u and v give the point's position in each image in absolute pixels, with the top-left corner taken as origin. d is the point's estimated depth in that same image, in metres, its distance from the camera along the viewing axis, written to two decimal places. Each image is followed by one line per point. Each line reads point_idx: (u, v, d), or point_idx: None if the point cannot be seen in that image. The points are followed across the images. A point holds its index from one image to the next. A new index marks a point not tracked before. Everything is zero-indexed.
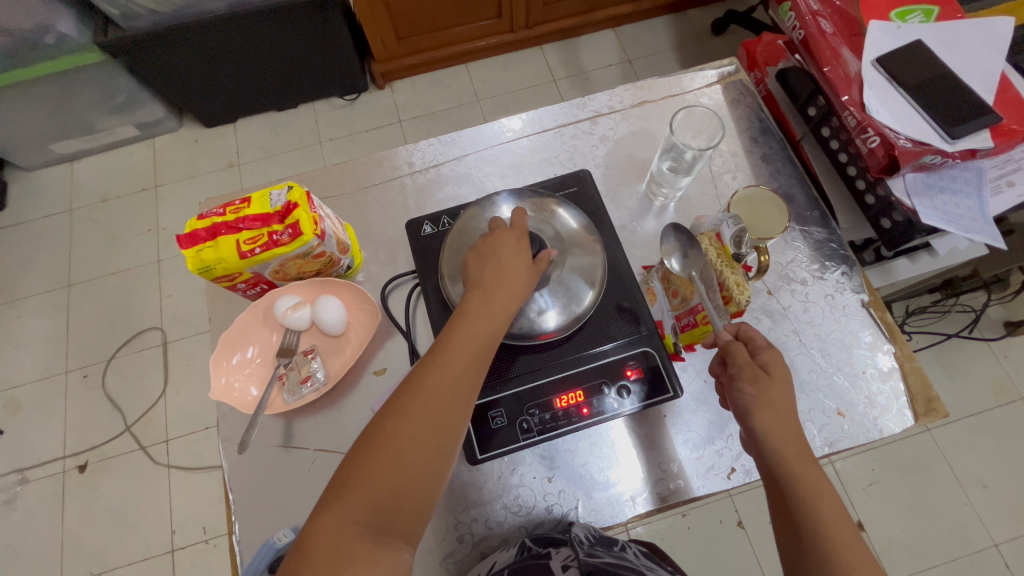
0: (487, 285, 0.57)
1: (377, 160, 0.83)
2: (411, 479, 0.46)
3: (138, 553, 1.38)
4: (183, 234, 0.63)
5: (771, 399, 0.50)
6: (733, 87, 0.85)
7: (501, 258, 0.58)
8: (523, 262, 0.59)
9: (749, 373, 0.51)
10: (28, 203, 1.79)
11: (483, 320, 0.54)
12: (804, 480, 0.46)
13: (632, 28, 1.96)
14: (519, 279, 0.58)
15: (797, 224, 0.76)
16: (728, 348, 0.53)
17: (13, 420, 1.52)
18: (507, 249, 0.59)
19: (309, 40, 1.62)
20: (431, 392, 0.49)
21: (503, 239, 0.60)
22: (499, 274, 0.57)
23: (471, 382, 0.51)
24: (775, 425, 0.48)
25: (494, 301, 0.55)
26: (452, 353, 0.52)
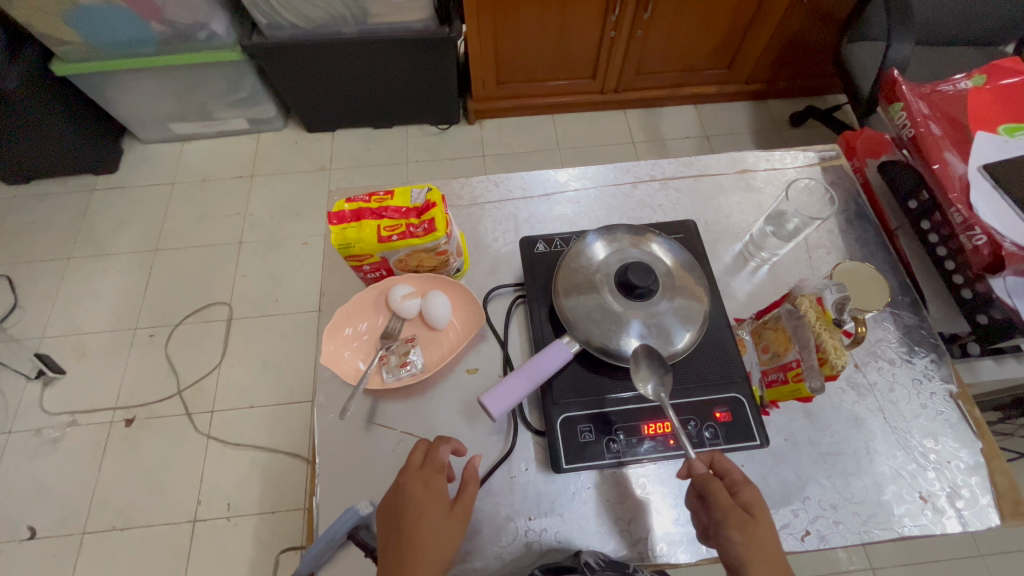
0: (411, 543, 0.52)
1: (494, 181, 0.91)
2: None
3: (162, 517, 1.40)
4: (332, 212, 0.70)
5: (761, 545, 0.50)
6: (833, 170, 0.90)
7: (416, 513, 0.54)
8: (442, 506, 0.55)
9: (731, 516, 0.52)
10: (137, 171, 1.96)
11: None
12: None
13: (713, 108, 2.07)
14: (443, 528, 0.54)
15: (887, 307, 0.78)
16: (709, 486, 0.54)
17: (78, 363, 1.60)
18: (423, 498, 0.55)
19: (420, 71, 1.78)
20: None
21: (416, 490, 0.56)
22: (417, 523, 0.54)
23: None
24: (765, 573, 0.49)
25: (420, 561, 0.51)
26: (421, 517, 0.54)
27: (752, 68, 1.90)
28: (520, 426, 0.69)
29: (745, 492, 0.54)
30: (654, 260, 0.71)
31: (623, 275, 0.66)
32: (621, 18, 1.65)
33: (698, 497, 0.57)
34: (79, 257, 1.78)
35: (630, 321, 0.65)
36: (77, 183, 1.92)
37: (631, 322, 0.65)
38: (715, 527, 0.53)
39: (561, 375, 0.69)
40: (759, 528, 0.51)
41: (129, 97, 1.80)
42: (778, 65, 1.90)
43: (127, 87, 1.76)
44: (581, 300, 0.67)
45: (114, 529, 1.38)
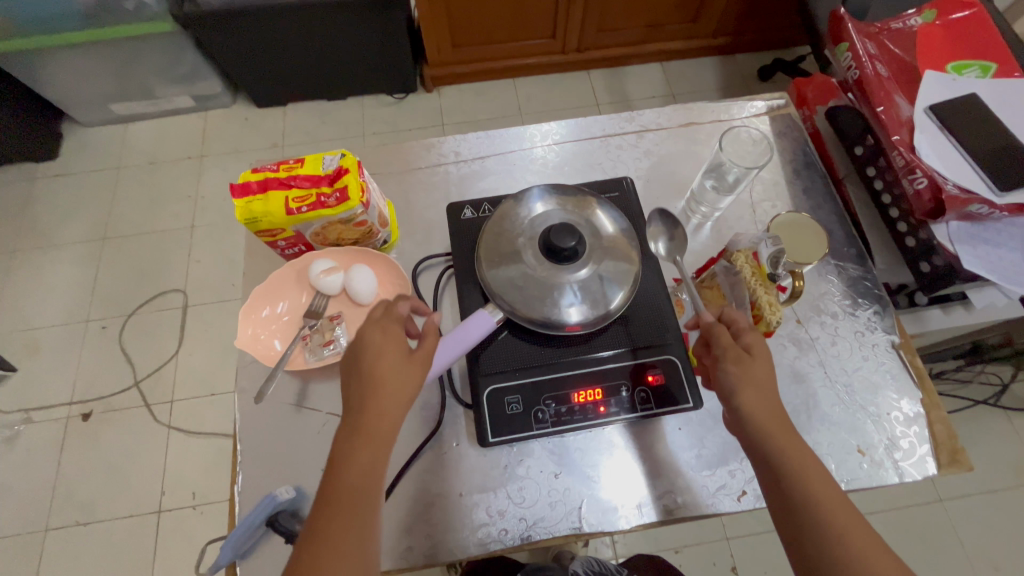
0: (372, 378, 0.51)
1: (426, 146, 0.86)
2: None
3: (126, 509, 1.38)
4: (236, 184, 0.65)
5: (755, 377, 0.52)
6: (781, 120, 0.86)
7: (374, 352, 0.52)
8: (401, 351, 0.53)
9: (729, 349, 0.54)
10: (79, 156, 1.86)
11: (376, 413, 0.49)
12: (789, 451, 0.48)
13: (679, 65, 2.00)
14: (403, 368, 0.52)
15: (832, 259, 0.75)
16: (713, 330, 0.56)
17: (30, 359, 1.55)
18: (381, 342, 0.53)
19: (370, 37, 1.69)
20: (333, 499, 0.46)
21: (374, 333, 0.53)
22: (375, 366, 0.51)
23: (376, 482, 0.47)
24: (755, 401, 0.51)
25: (378, 398, 0.50)
26: (378, 359, 0.52)
27: (717, 20, 1.83)
28: (450, 400, 0.67)
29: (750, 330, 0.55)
30: (581, 217, 0.68)
31: (546, 238, 0.62)
32: None
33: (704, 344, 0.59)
34: (22, 249, 1.70)
35: (559, 286, 0.62)
36: (15, 172, 1.81)
37: (565, 288, 0.62)
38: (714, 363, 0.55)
39: (489, 346, 0.66)
40: (755, 364, 0.53)
41: (59, 77, 1.69)
42: (744, 17, 1.82)
43: (56, 66, 1.65)
44: (504, 267, 0.64)
45: (79, 524, 1.36)
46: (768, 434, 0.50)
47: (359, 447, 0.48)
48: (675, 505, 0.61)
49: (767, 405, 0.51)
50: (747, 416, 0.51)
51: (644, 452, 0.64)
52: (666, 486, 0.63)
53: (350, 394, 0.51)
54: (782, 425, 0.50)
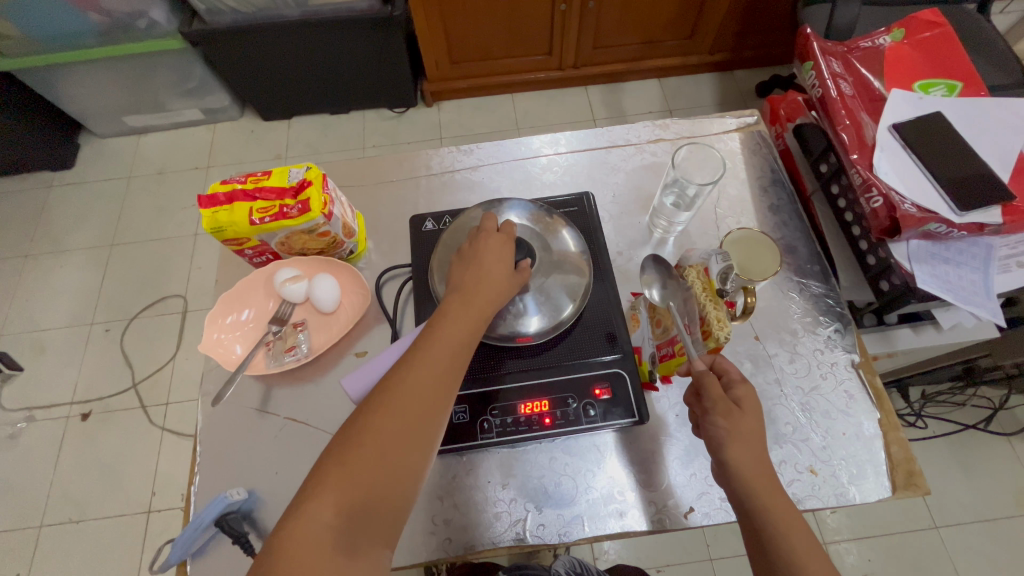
0: (465, 298, 0.57)
1: (399, 160, 0.89)
2: (392, 482, 0.46)
3: (118, 508, 1.41)
4: (204, 195, 0.68)
5: (744, 432, 0.51)
6: (752, 136, 0.86)
7: (488, 256, 0.60)
8: (506, 265, 0.61)
9: (715, 393, 0.53)
10: (93, 166, 1.94)
11: (452, 336, 0.54)
12: (775, 511, 0.47)
13: (677, 81, 2.01)
14: (498, 290, 0.59)
15: (795, 276, 0.75)
16: (702, 380, 0.54)
17: (35, 360, 1.61)
18: (491, 258, 0.60)
19: (370, 54, 1.74)
20: (432, 348, 0.53)
21: (485, 248, 0.61)
22: (483, 264, 0.60)
23: (444, 395, 0.51)
24: (744, 457, 0.50)
25: (479, 291, 0.58)
26: (494, 259, 0.60)
27: (714, 37, 1.84)
28: None
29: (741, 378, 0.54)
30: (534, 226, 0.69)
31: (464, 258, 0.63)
32: None
33: (693, 393, 0.56)
34: (35, 254, 1.78)
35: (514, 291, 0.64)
36: (34, 180, 1.90)
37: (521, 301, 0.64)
38: (702, 415, 0.53)
39: None
40: (744, 419, 0.51)
41: (77, 90, 1.77)
42: (740, 33, 1.83)
43: (73, 80, 1.74)
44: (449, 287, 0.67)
45: (72, 522, 1.40)
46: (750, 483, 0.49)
47: (430, 363, 0.52)
48: (619, 520, 0.61)
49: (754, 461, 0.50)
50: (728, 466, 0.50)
51: (593, 465, 0.64)
52: (611, 499, 0.63)
53: (445, 305, 0.57)
54: (768, 482, 0.49)
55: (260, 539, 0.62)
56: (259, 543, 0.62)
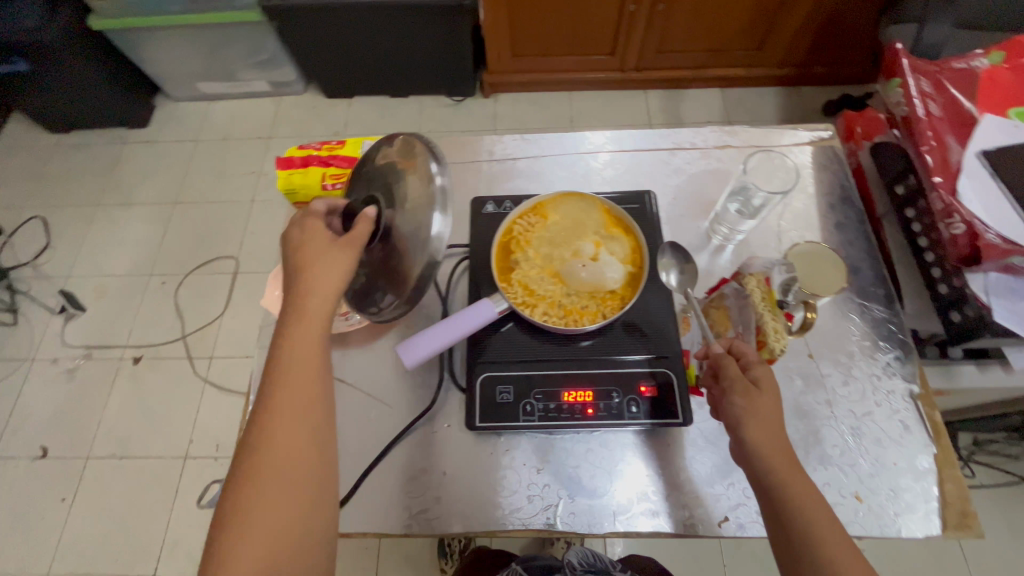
0: (300, 306, 0.54)
1: (463, 143, 0.90)
2: (303, 511, 0.48)
3: (157, 450, 1.49)
4: (283, 158, 0.72)
5: (762, 411, 0.52)
6: (824, 151, 0.84)
7: (300, 254, 0.56)
8: (324, 245, 0.56)
9: (753, 406, 0.52)
10: (165, 126, 2.04)
11: (304, 343, 0.52)
12: (791, 486, 0.49)
13: (740, 93, 1.96)
14: (330, 265, 0.55)
15: (857, 297, 0.73)
16: (720, 361, 0.56)
17: (97, 302, 1.71)
18: (309, 237, 0.57)
19: (435, 41, 1.77)
20: (284, 363, 0.51)
21: (302, 233, 0.57)
22: (306, 262, 0.55)
23: (315, 410, 0.51)
24: (762, 435, 0.51)
25: (309, 289, 0.54)
26: (309, 253, 0.56)
27: (784, 50, 1.79)
28: (449, 383, 0.70)
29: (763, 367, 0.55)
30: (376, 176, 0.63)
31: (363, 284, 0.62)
32: None
33: (713, 375, 0.58)
34: (106, 204, 1.89)
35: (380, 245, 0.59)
36: (111, 135, 2.02)
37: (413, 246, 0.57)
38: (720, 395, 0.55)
39: (491, 336, 0.69)
40: (760, 398, 0.53)
41: (158, 53, 1.87)
42: (813, 48, 1.77)
43: (157, 44, 1.83)
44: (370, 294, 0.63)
45: (115, 457, 1.49)
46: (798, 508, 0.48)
47: (293, 385, 0.51)
48: (651, 521, 0.61)
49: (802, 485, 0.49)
50: (766, 476, 0.50)
51: (628, 462, 0.64)
52: (644, 498, 0.63)
53: (281, 322, 0.54)
54: (786, 459, 0.50)
55: None
56: None
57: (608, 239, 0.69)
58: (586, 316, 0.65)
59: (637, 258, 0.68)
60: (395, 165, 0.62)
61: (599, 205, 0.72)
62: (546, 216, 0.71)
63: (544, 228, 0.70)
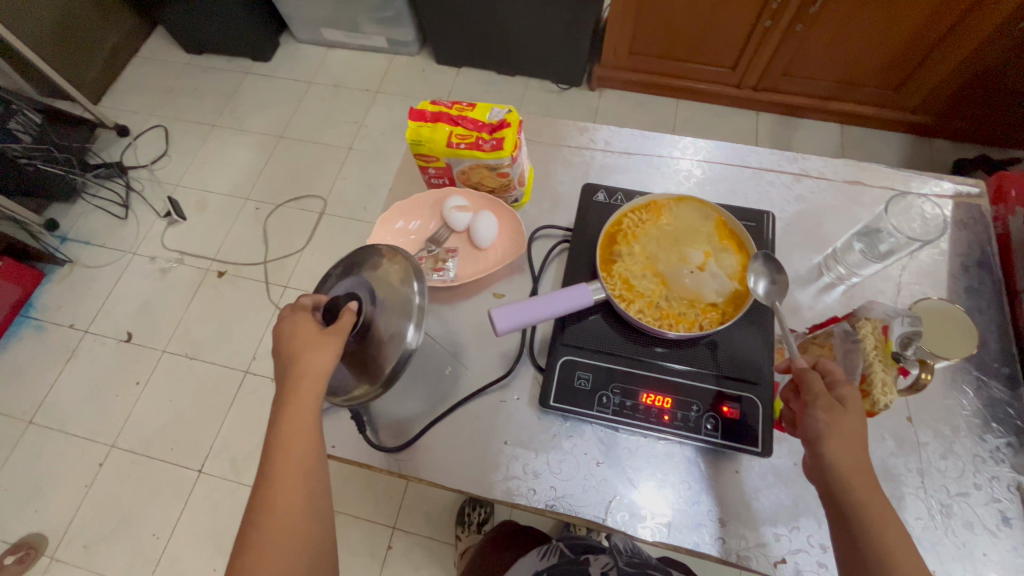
0: (297, 370, 0.55)
1: (580, 128, 0.90)
2: (306, 549, 0.50)
3: (223, 359, 1.61)
4: (415, 109, 0.74)
5: (845, 429, 0.49)
6: (966, 209, 0.77)
7: (296, 331, 0.58)
8: (314, 331, 0.57)
9: (849, 442, 0.49)
10: (285, 64, 2.16)
11: (307, 391, 0.55)
12: (869, 508, 0.47)
13: (860, 132, 1.83)
14: (320, 344, 0.56)
15: (976, 371, 0.67)
16: (804, 376, 0.53)
17: (197, 214, 1.85)
18: (297, 328, 0.58)
19: (556, 25, 1.76)
20: (286, 427, 0.53)
21: (294, 320, 0.59)
22: (301, 343, 0.57)
23: (315, 460, 0.53)
24: (842, 451, 0.49)
25: (305, 366, 0.55)
26: (307, 330, 0.57)
27: (923, 96, 1.65)
28: (525, 359, 0.71)
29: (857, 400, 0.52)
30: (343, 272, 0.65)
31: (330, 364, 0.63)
32: (783, 7, 1.50)
33: (794, 389, 0.56)
34: (221, 126, 2.03)
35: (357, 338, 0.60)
36: (236, 64, 2.16)
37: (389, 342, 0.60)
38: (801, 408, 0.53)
39: (580, 321, 0.69)
40: (846, 417, 0.49)
41: None
42: (958, 98, 1.63)
43: None
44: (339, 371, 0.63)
45: (186, 357, 1.62)
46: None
47: (293, 449, 0.53)
48: (705, 544, 0.59)
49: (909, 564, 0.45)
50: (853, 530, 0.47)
51: (692, 479, 0.63)
52: (701, 519, 0.61)
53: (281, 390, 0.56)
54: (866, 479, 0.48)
55: (370, 424, 0.68)
56: (368, 428, 0.68)
57: (720, 251, 0.67)
58: (681, 322, 0.64)
59: (747, 276, 0.66)
60: (367, 264, 0.64)
61: (715, 215, 0.70)
62: (661, 215, 0.71)
63: (656, 226, 0.70)
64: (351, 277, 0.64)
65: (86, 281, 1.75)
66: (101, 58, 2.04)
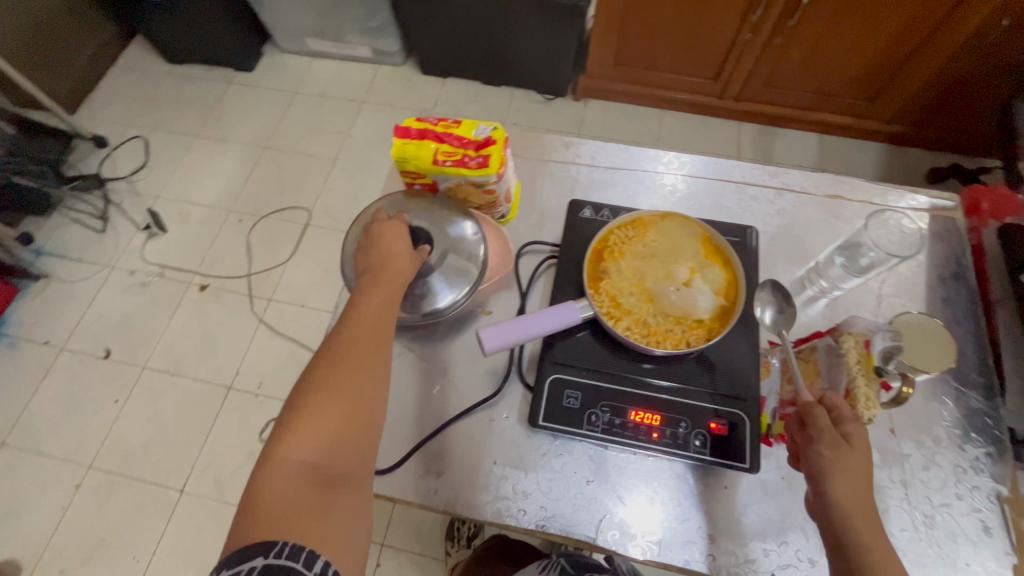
0: (376, 275, 0.62)
1: (566, 143, 0.90)
2: (348, 438, 0.52)
3: (206, 374, 1.58)
4: (399, 126, 0.73)
5: (850, 467, 0.50)
6: (942, 222, 0.79)
7: (385, 241, 0.65)
8: (403, 249, 0.66)
9: (853, 481, 0.49)
10: (268, 74, 2.14)
11: (375, 304, 0.60)
12: (874, 548, 0.47)
13: (839, 142, 1.87)
14: (405, 261, 0.65)
15: (955, 381, 0.68)
16: (811, 410, 0.54)
17: (178, 226, 1.82)
18: (390, 237, 0.66)
19: (541, 36, 1.77)
20: (359, 318, 0.59)
21: (385, 231, 0.66)
22: (390, 252, 0.65)
23: (380, 354, 0.58)
24: (847, 491, 0.49)
25: (390, 270, 0.63)
26: (394, 242, 0.66)
27: (899, 107, 1.69)
28: (513, 376, 0.70)
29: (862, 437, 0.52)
30: (419, 205, 0.74)
31: None
32: (763, 20, 1.53)
33: (798, 423, 0.56)
34: (203, 136, 2.00)
35: (421, 272, 0.69)
36: (218, 74, 2.13)
37: (442, 290, 0.69)
38: (806, 444, 0.53)
39: (568, 339, 0.69)
40: (851, 455, 0.50)
41: (276, 5, 1.95)
42: (931, 109, 1.67)
43: None
44: None
45: (168, 373, 1.58)
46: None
47: (363, 338, 0.57)
48: (695, 560, 0.60)
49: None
50: None
51: (682, 495, 0.63)
52: (690, 536, 0.61)
53: (358, 285, 0.63)
54: (870, 522, 0.48)
55: None
56: None
57: (705, 266, 0.68)
58: (668, 339, 0.64)
59: (732, 292, 0.67)
60: (440, 208, 0.74)
61: (700, 231, 0.71)
62: (647, 231, 0.71)
63: (642, 243, 0.70)
64: (426, 218, 0.72)
65: (62, 296, 1.70)
66: (78, 68, 2.00)
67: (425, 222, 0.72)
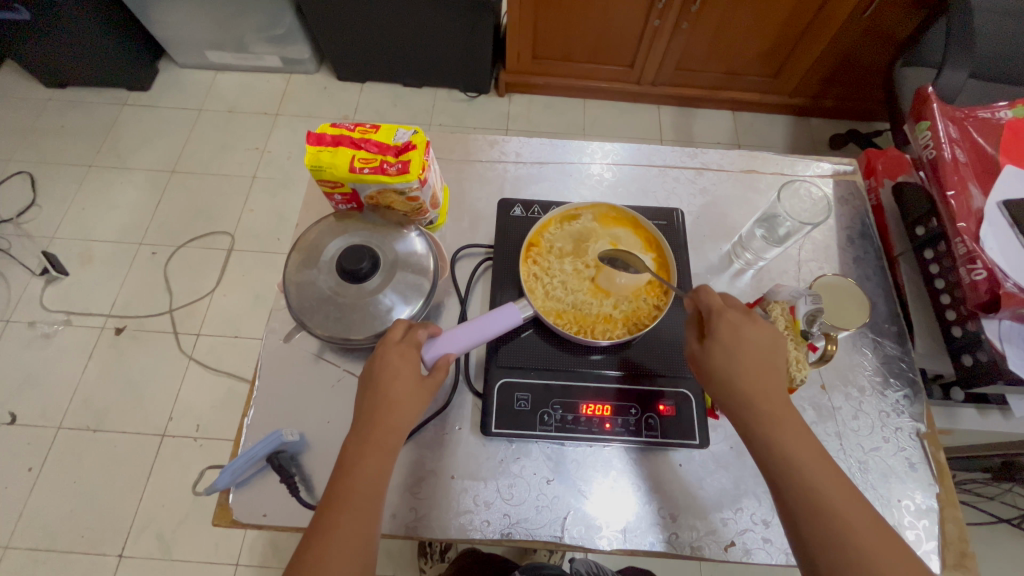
0: (372, 419, 0.54)
1: (490, 142, 0.89)
2: None
3: (134, 426, 1.44)
4: (313, 133, 0.69)
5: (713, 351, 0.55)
6: (845, 185, 0.84)
7: (391, 372, 0.56)
8: (414, 378, 0.56)
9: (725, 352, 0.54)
10: (167, 92, 1.98)
11: (364, 489, 0.50)
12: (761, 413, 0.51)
13: (751, 117, 1.99)
14: (410, 406, 0.55)
15: (871, 333, 0.74)
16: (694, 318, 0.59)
17: (81, 267, 1.65)
18: (397, 366, 0.56)
19: (456, 35, 1.74)
20: (352, 478, 0.51)
21: (390, 359, 0.57)
22: (391, 383, 0.55)
23: (372, 519, 0.50)
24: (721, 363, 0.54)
25: (394, 415, 0.54)
26: (396, 381, 0.55)
27: (798, 81, 1.81)
28: (462, 386, 0.69)
29: (745, 333, 0.54)
30: (361, 224, 0.72)
31: (325, 293, 0.66)
32: (669, 6, 1.58)
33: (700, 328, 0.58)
34: (99, 166, 1.82)
35: (373, 290, 0.67)
36: (110, 96, 1.95)
37: (393, 304, 0.66)
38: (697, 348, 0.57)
39: (512, 341, 0.69)
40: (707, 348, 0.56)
41: (168, 18, 1.81)
42: (827, 81, 1.80)
43: (166, 6, 1.76)
44: (317, 307, 0.66)
45: (88, 430, 1.43)
46: (844, 527, 0.45)
47: (354, 505, 0.49)
48: (660, 541, 0.61)
49: (841, 487, 0.47)
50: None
51: (639, 480, 0.64)
52: (651, 517, 0.62)
53: (357, 421, 0.55)
54: (753, 389, 0.52)
55: (303, 484, 0.64)
56: (300, 488, 0.64)
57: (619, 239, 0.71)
58: (644, 312, 0.67)
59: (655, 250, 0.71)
60: (376, 220, 0.73)
61: (592, 216, 0.73)
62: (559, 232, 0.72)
63: (562, 245, 0.71)
64: (372, 237, 0.71)
65: None
66: None
67: (369, 240, 0.70)
